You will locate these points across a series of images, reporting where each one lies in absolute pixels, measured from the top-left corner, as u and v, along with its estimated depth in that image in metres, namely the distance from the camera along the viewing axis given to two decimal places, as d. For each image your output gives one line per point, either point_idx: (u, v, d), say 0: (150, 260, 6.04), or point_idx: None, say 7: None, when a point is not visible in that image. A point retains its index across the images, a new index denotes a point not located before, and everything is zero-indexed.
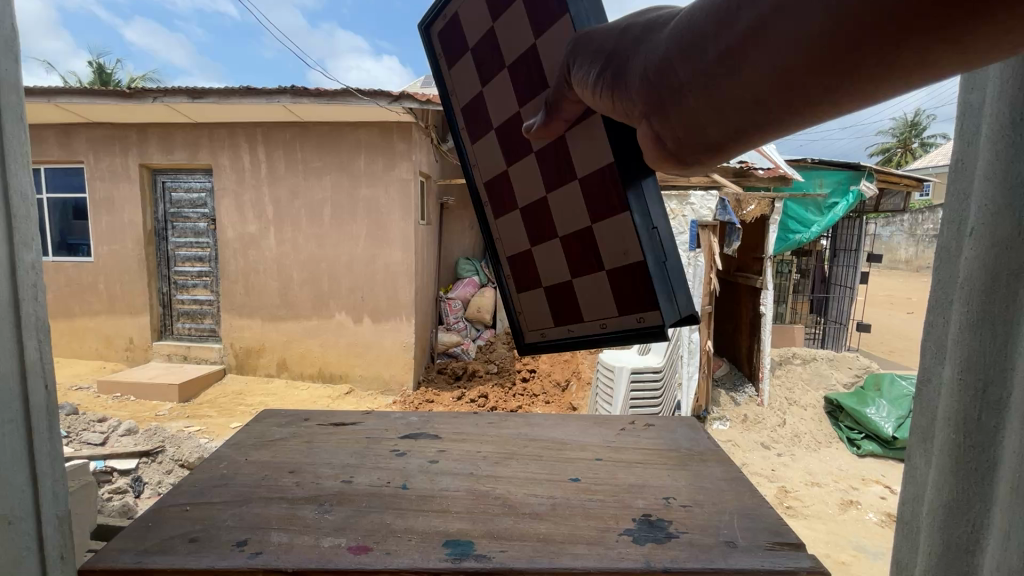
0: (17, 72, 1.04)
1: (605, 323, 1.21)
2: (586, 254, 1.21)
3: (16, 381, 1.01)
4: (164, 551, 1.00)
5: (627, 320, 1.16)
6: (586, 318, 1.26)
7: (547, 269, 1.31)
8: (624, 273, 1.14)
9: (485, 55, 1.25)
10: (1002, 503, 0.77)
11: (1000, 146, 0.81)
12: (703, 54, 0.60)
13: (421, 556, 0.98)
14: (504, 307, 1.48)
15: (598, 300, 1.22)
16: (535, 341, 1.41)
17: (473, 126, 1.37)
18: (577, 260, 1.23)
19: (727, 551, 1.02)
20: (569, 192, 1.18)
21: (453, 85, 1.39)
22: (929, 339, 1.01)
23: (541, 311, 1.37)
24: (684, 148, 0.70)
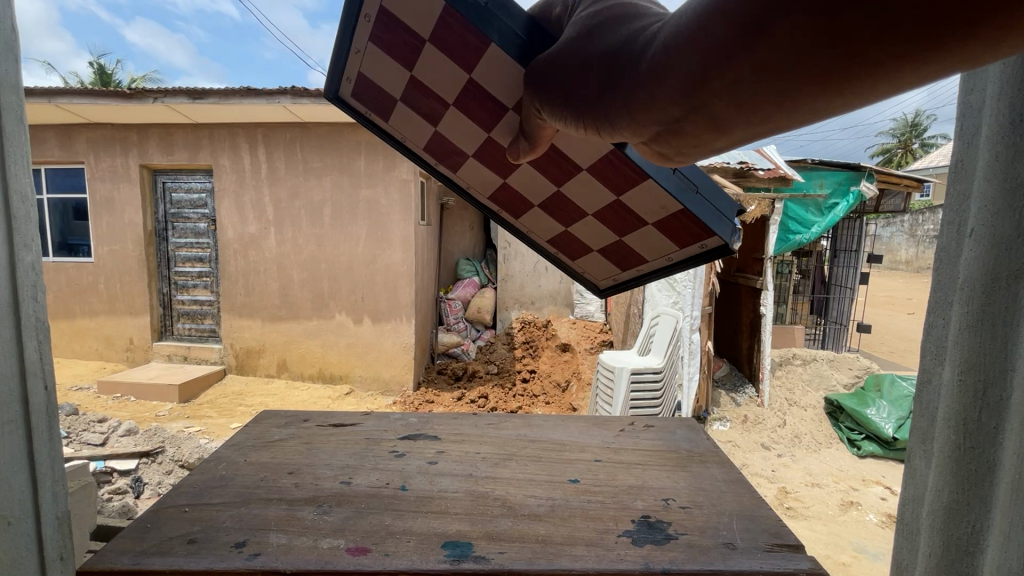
0: (16, 72, 1.04)
1: (672, 257, 1.39)
2: (623, 217, 1.32)
3: (16, 382, 1.01)
4: (164, 552, 1.00)
5: (691, 251, 1.32)
6: (651, 256, 1.45)
7: (595, 234, 1.48)
8: (671, 223, 1.23)
9: (418, 97, 1.29)
10: (1002, 505, 0.77)
11: (1000, 147, 0.81)
12: (685, 87, 0.58)
13: (419, 557, 0.98)
14: (571, 269, 1.80)
15: (655, 246, 1.38)
16: (618, 280, 1.71)
17: (452, 156, 1.48)
18: (619, 224, 1.36)
19: (725, 553, 1.02)
20: (582, 180, 1.24)
21: (404, 129, 1.48)
22: (929, 339, 1.01)
23: (605, 264, 1.65)
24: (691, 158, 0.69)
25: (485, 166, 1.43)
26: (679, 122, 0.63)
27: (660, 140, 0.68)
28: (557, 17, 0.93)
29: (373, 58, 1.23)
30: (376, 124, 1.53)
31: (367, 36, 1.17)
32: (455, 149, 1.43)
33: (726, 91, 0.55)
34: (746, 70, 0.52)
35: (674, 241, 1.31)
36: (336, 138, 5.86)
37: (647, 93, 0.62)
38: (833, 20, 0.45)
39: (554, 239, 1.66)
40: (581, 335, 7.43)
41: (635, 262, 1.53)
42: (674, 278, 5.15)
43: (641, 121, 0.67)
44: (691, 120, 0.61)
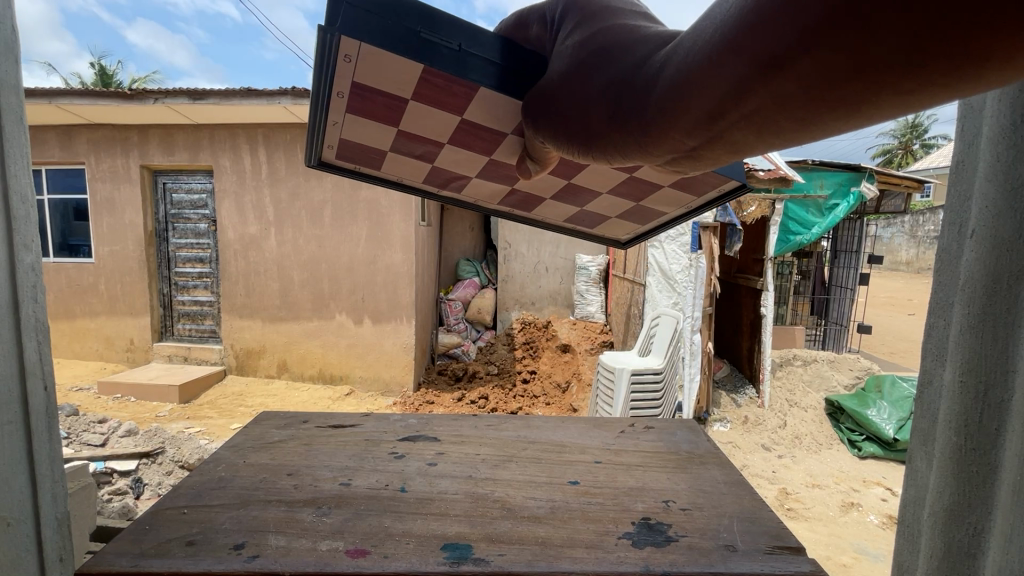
0: (16, 74, 1.04)
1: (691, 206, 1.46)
2: (640, 188, 1.36)
3: (16, 382, 1.00)
4: (162, 554, 1.00)
5: (708, 198, 1.38)
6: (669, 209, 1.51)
7: (612, 205, 1.54)
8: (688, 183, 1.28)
9: (407, 142, 1.34)
10: (1003, 508, 0.77)
11: (1000, 148, 0.81)
12: (697, 121, 0.55)
13: (418, 559, 0.98)
14: (592, 237, 1.89)
15: (672, 202, 1.43)
16: (637, 233, 1.79)
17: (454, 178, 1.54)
18: (636, 193, 1.41)
19: (726, 555, 1.01)
20: (594, 172, 1.26)
21: (397, 168, 1.53)
22: (929, 341, 1.01)
23: (624, 225, 1.73)
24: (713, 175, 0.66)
25: (489, 180, 1.49)
26: (696, 151, 0.60)
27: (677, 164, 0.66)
28: (535, 38, 0.91)
29: (356, 122, 1.25)
30: (367, 173, 1.59)
31: (344, 108, 1.18)
32: (456, 174, 1.49)
33: (745, 125, 0.52)
34: (763, 106, 0.49)
35: (691, 195, 1.37)
36: None
37: (659, 127, 0.59)
38: (850, 53, 0.41)
39: (570, 217, 1.73)
40: (581, 335, 7.42)
41: (653, 216, 1.60)
42: (674, 279, 5.15)
43: (656, 151, 0.64)
44: (709, 148, 0.58)
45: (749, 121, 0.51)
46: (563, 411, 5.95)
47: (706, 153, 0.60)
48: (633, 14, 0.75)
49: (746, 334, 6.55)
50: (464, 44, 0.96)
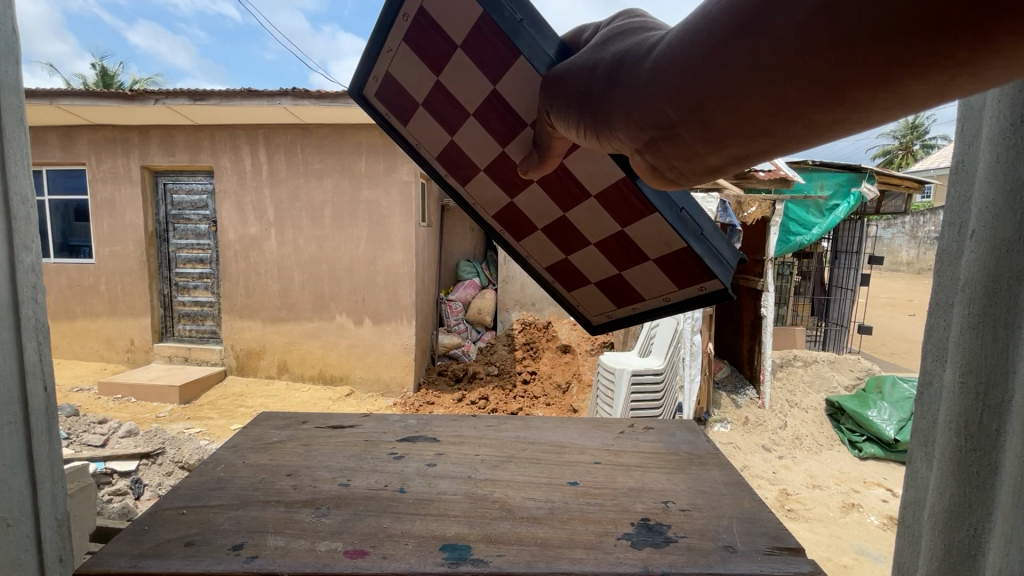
0: (16, 74, 1.04)
1: (669, 297, 1.30)
2: (625, 251, 1.24)
3: (16, 382, 1.00)
4: (160, 554, 0.99)
5: (689, 290, 1.24)
6: (648, 294, 1.34)
7: (592, 269, 1.38)
8: (672, 258, 1.18)
9: (440, 107, 1.21)
10: (1003, 510, 0.77)
11: (1001, 149, 0.81)
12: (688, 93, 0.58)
13: (417, 560, 0.98)
14: (562, 305, 1.63)
15: (651, 281, 1.29)
16: (604, 318, 1.56)
17: (458, 171, 1.36)
18: (620, 258, 1.28)
19: (725, 556, 1.01)
20: (588, 208, 1.18)
21: (415, 138, 1.35)
22: (930, 342, 1.01)
23: (599, 301, 1.51)
24: (683, 174, 0.69)
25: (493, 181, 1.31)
26: (677, 128, 0.63)
27: (654, 150, 0.69)
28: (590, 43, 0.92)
29: (407, 61, 1.16)
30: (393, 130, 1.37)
31: (401, 34, 1.11)
32: (467, 161, 1.31)
33: (731, 97, 0.55)
34: (748, 80, 0.53)
35: (671, 278, 1.24)
36: (337, 139, 5.86)
37: (652, 98, 0.63)
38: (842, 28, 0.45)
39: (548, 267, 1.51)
40: (581, 336, 7.37)
41: (627, 300, 1.42)
42: None
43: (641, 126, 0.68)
44: (689, 126, 0.61)
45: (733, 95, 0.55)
46: (563, 412, 5.94)
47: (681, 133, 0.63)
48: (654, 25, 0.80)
49: (746, 335, 6.55)
50: (526, 21, 0.97)
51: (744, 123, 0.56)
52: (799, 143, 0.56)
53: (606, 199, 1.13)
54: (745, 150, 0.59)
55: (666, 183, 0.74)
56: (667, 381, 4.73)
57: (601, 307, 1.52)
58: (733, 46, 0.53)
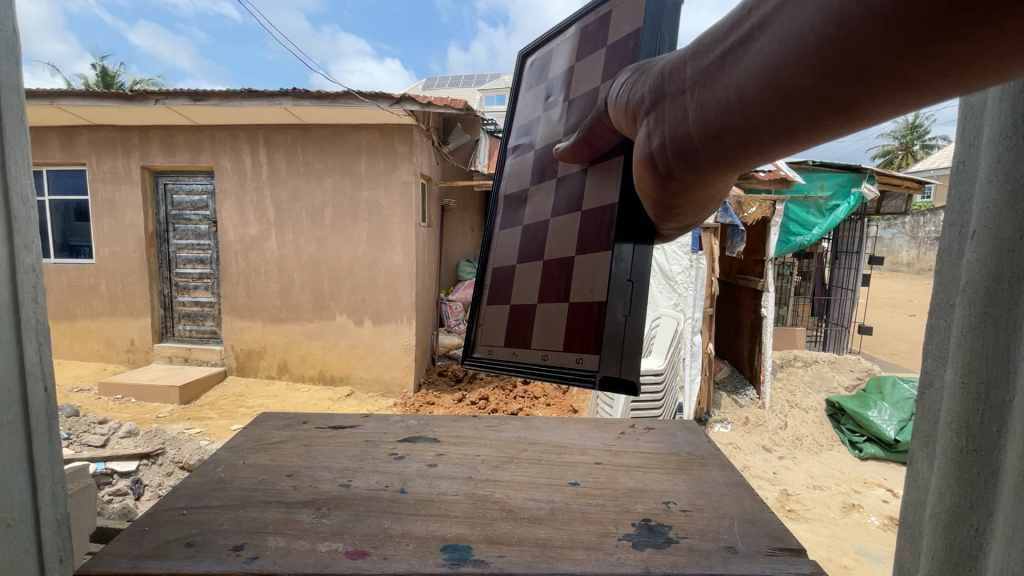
0: (17, 74, 1.04)
1: (547, 356, 0.99)
2: (557, 282, 1.02)
3: (16, 383, 1.00)
4: (160, 555, 0.99)
5: (568, 354, 0.93)
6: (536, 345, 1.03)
7: (519, 288, 1.14)
8: (582, 315, 0.92)
9: (554, 89, 1.20)
10: (1004, 510, 0.76)
11: (1002, 150, 0.81)
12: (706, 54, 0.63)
13: (418, 561, 0.98)
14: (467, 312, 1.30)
15: (549, 328, 1.00)
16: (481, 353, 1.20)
17: (517, 147, 1.32)
18: (546, 288, 1.04)
19: (727, 557, 1.01)
20: (569, 220, 1.03)
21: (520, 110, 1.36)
22: (930, 342, 1.01)
23: (498, 327, 1.18)
24: (669, 155, 0.72)
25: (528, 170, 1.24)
26: (682, 97, 0.67)
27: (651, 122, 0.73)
28: None
29: (570, 42, 1.20)
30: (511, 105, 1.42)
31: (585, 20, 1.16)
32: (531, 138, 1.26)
33: (731, 70, 0.59)
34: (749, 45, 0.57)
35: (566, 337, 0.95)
36: (337, 140, 5.86)
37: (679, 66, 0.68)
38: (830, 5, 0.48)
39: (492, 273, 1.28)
40: None
41: (514, 340, 1.10)
42: (674, 279, 5.10)
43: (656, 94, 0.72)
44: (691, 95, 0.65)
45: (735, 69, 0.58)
46: (563, 412, 5.94)
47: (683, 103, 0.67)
48: None
49: (747, 335, 6.55)
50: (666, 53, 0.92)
51: (731, 97, 0.59)
52: (770, 134, 0.58)
53: (589, 218, 0.98)
54: (722, 133, 0.62)
55: (644, 167, 0.76)
56: (667, 382, 4.72)
57: (490, 336, 1.19)
58: (750, 20, 0.57)
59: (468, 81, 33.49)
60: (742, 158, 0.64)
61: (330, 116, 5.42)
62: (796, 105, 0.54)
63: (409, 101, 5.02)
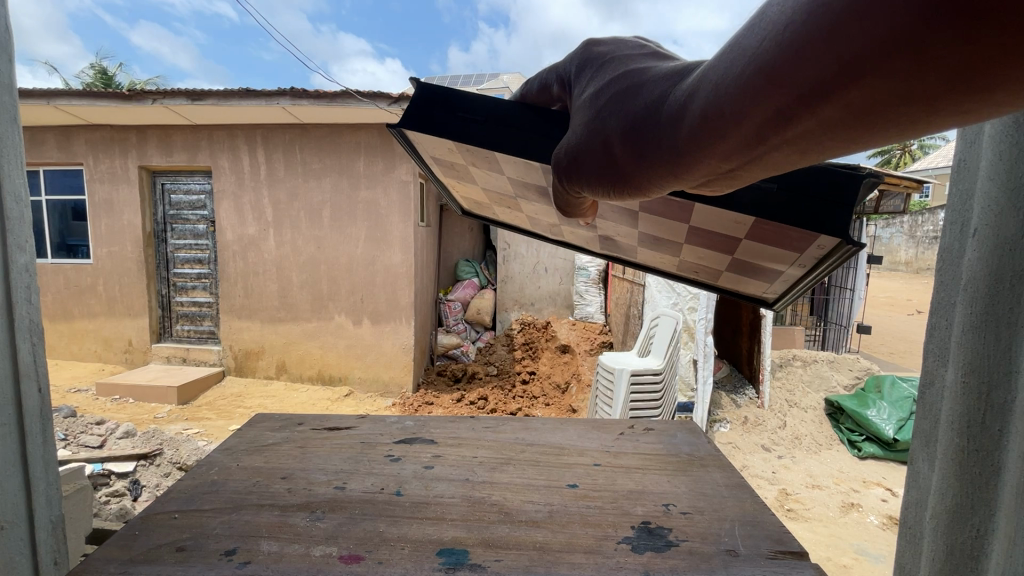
0: (10, 72, 1.02)
1: (804, 264, 0.86)
2: (711, 241, 0.94)
3: (9, 385, 0.98)
4: (150, 560, 0.98)
5: (812, 254, 0.81)
6: (780, 269, 0.93)
7: (701, 258, 1.05)
8: (763, 234, 0.82)
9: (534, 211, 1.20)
10: (1006, 513, 0.75)
11: (1003, 146, 0.79)
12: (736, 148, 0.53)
13: (413, 565, 0.96)
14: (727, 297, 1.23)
15: (767, 255, 0.89)
16: (778, 301, 1.09)
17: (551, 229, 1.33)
18: (711, 244, 0.95)
19: (728, 560, 1.00)
20: (652, 218, 0.97)
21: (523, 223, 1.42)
22: (931, 341, 1.00)
23: (744, 281, 1.08)
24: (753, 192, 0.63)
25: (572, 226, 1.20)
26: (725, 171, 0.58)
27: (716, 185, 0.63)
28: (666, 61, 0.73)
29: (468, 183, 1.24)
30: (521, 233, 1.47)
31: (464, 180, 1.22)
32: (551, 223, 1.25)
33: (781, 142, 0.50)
34: (809, 132, 0.47)
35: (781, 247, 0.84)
36: (336, 139, 5.84)
37: (683, 150, 0.58)
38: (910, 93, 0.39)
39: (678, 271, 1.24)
40: (581, 336, 7.33)
41: (769, 276, 0.98)
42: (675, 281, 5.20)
43: (690, 176, 0.62)
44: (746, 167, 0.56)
45: (773, 133, 0.49)
46: (563, 412, 5.92)
47: (748, 174, 0.58)
48: (643, 57, 0.75)
49: (746, 335, 6.45)
50: (490, 117, 0.95)
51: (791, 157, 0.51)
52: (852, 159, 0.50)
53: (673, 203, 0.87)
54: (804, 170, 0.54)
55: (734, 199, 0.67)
56: (666, 382, 4.71)
57: (757, 286, 1.08)
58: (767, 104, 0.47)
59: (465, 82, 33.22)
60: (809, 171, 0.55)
61: (330, 116, 5.42)
62: (869, 139, 0.44)
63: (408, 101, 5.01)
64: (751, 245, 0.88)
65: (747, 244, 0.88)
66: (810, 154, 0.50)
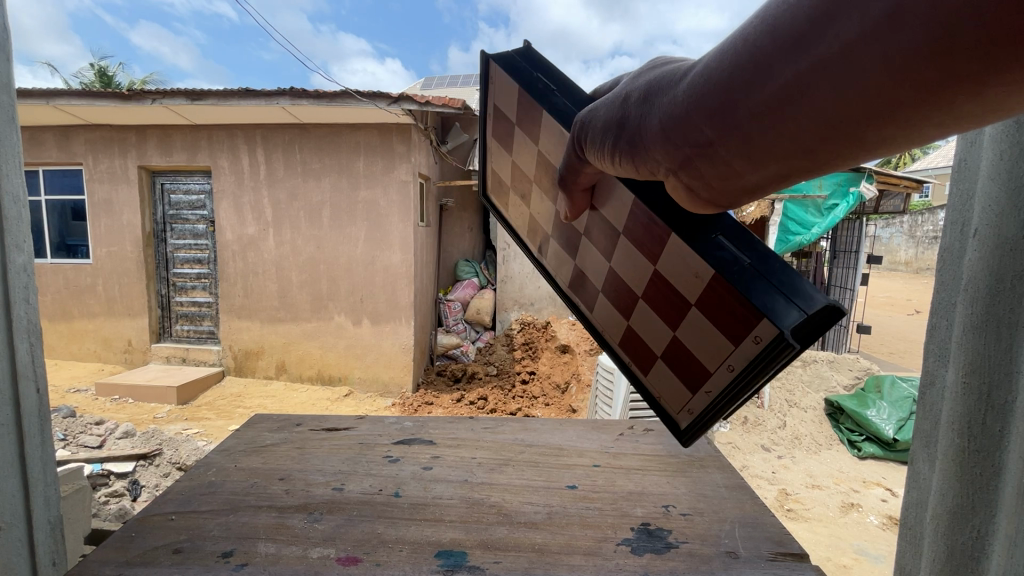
0: (7, 72, 1.01)
1: (733, 366, 0.69)
2: (660, 308, 0.82)
3: (7, 385, 0.98)
4: (147, 562, 0.97)
5: (745, 351, 0.66)
6: (709, 369, 0.75)
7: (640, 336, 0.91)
8: (712, 301, 0.70)
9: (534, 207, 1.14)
10: (1007, 513, 0.74)
11: (1005, 146, 0.79)
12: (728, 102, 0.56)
13: (411, 568, 0.96)
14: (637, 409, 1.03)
15: (703, 342, 0.74)
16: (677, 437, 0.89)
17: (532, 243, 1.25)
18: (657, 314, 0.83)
19: (728, 562, 0.99)
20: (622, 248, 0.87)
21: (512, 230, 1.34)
22: (932, 341, 0.99)
23: (663, 388, 0.91)
24: (722, 194, 0.66)
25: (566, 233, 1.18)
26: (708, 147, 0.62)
27: (691, 171, 0.66)
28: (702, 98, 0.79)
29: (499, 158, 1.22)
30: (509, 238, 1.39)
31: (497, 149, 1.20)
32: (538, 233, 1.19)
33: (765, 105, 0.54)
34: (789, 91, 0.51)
35: (722, 334, 0.70)
36: (335, 139, 5.83)
37: (681, 106, 0.62)
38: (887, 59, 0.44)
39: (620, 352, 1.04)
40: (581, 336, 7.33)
41: (687, 384, 0.81)
42: None
43: (676, 145, 0.65)
44: (727, 140, 0.59)
45: (761, 91, 0.53)
46: (563, 412, 5.91)
47: (725, 156, 0.61)
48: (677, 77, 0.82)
49: None
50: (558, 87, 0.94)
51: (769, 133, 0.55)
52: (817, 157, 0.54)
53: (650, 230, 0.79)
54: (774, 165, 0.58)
55: (703, 207, 0.71)
56: None
57: (672, 403, 0.89)
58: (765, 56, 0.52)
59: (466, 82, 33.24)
60: (777, 170, 0.58)
61: (329, 116, 5.40)
62: (842, 107, 0.49)
63: (407, 101, 5.00)
64: (697, 319, 0.74)
65: (696, 318, 0.75)
66: (788, 125, 0.53)
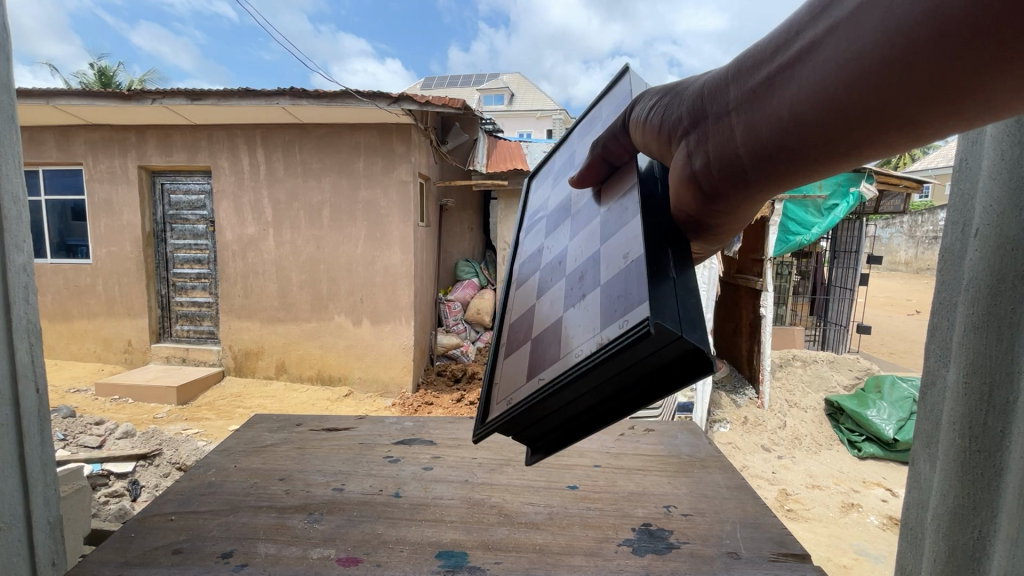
0: (7, 71, 1.01)
1: (581, 350, 0.60)
2: (572, 291, 0.72)
3: (6, 386, 0.97)
4: (146, 563, 0.97)
5: (604, 332, 0.56)
6: (561, 352, 0.66)
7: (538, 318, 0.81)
8: (615, 281, 0.60)
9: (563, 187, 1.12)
10: (1009, 513, 0.74)
11: (1006, 144, 0.79)
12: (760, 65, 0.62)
13: (411, 569, 0.95)
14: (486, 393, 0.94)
15: (579, 325, 0.64)
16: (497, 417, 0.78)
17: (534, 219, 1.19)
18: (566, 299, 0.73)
19: (729, 563, 0.99)
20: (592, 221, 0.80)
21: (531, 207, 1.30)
22: (933, 340, 0.99)
23: (517, 369, 0.81)
24: (714, 171, 0.68)
25: None
26: (724, 112, 0.66)
27: (697, 137, 0.69)
28: None
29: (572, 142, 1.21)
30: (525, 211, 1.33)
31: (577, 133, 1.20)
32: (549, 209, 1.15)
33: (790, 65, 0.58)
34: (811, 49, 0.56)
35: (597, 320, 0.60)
36: (336, 139, 5.83)
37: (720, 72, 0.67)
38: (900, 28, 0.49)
39: (513, 321, 0.98)
40: None
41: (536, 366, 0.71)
42: None
43: (698, 108, 0.69)
44: (745, 102, 0.63)
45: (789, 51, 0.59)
46: None
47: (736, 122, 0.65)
48: None
49: (746, 335, 6.49)
50: None
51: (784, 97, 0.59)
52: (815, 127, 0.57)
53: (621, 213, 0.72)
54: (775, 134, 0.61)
55: (684, 187, 0.73)
56: None
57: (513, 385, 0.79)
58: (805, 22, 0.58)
59: (466, 82, 33.25)
60: (776, 141, 0.61)
61: (329, 116, 5.40)
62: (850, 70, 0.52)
63: (407, 101, 5.01)
64: (591, 300, 0.65)
65: (591, 299, 0.65)
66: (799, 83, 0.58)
